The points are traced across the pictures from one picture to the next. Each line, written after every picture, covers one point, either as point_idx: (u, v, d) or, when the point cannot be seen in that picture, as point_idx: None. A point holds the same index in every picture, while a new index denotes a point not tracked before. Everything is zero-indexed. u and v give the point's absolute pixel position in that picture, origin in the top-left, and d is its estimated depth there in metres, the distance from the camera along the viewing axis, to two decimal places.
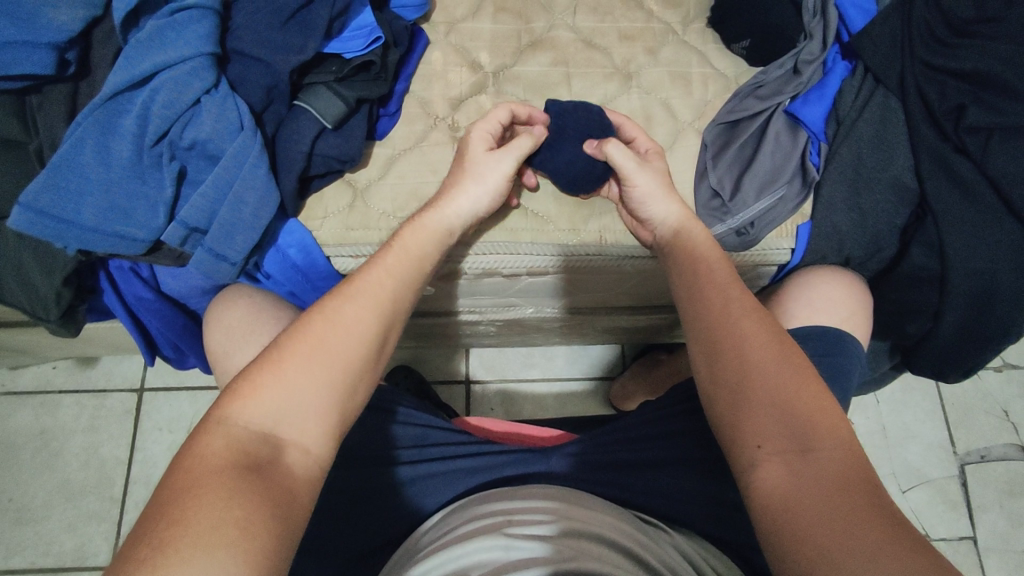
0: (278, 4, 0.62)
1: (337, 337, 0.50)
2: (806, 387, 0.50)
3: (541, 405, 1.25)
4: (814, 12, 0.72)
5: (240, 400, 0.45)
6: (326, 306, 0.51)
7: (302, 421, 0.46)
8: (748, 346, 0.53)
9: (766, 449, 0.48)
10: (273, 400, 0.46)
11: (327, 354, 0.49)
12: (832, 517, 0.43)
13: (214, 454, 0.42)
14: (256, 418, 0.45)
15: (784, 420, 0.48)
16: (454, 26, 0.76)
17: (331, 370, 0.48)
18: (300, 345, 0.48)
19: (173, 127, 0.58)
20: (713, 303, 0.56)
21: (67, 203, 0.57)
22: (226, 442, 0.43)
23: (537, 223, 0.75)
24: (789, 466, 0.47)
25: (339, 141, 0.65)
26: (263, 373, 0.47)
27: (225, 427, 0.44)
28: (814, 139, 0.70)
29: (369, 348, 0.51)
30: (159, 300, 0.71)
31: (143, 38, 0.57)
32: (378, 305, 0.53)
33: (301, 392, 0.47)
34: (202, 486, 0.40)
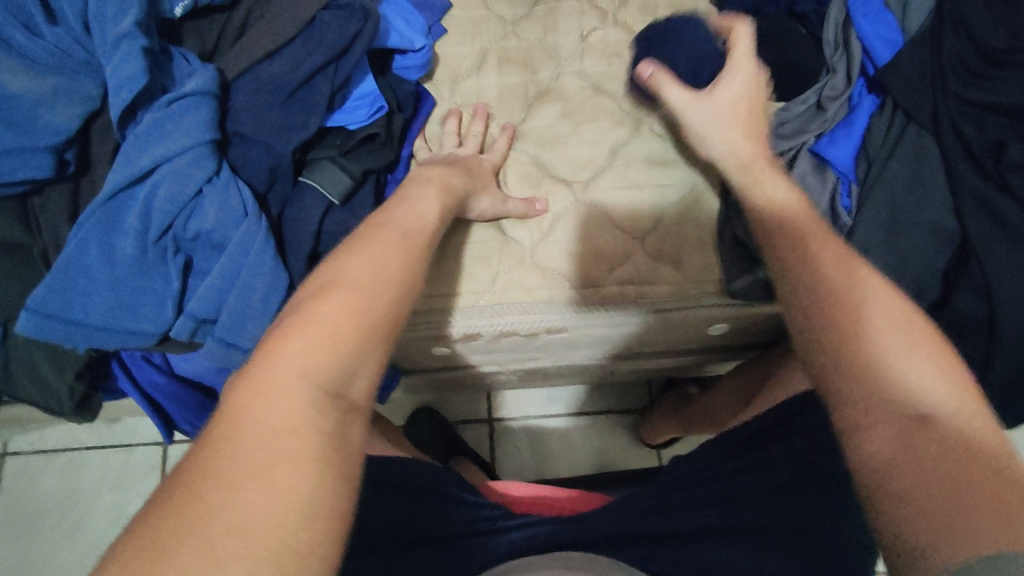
0: (276, 82, 0.60)
1: (364, 298, 0.47)
2: (938, 372, 0.43)
3: (568, 442, 1.22)
4: (834, 45, 0.69)
5: (275, 360, 0.42)
6: (338, 265, 0.50)
7: (348, 377, 0.43)
8: (889, 359, 0.44)
9: (874, 419, 0.42)
10: (308, 360, 0.42)
11: (357, 308, 0.46)
12: (967, 521, 0.35)
13: (263, 420, 0.38)
14: (295, 378, 0.41)
15: (902, 407, 0.42)
16: (458, 83, 0.75)
17: (362, 332, 0.45)
18: (327, 306, 0.45)
19: (176, 220, 0.56)
20: (822, 285, 0.49)
21: (74, 303, 0.55)
22: (272, 405, 0.39)
23: (552, 281, 0.70)
24: (906, 435, 0.41)
25: (347, 217, 0.63)
26: (295, 334, 0.43)
27: (270, 379, 0.41)
28: (842, 180, 0.67)
29: (393, 299, 0.49)
30: (173, 383, 0.69)
31: (141, 132, 0.55)
32: (396, 266, 0.51)
33: (339, 342, 0.44)
34: (258, 449, 0.37)
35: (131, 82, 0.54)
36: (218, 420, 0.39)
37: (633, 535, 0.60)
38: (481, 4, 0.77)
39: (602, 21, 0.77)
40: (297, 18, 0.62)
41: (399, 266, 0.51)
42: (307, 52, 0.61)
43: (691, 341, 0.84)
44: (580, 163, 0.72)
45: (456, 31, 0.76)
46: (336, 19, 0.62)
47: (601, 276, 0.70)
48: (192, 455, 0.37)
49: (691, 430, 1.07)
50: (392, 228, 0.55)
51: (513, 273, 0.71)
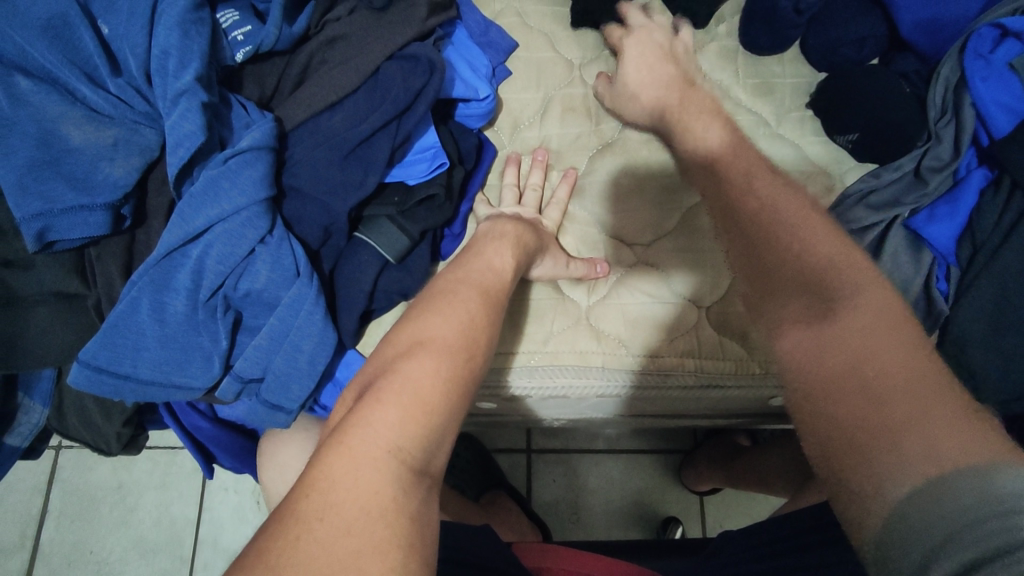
0: (336, 137, 0.58)
1: (446, 367, 0.48)
2: (869, 280, 0.40)
3: (607, 477, 1.18)
4: (941, 109, 0.62)
5: (365, 425, 0.43)
6: (420, 328, 0.51)
7: (432, 451, 0.44)
8: (822, 264, 0.42)
9: (789, 319, 0.41)
10: (397, 427, 0.43)
11: (444, 380, 0.47)
12: (902, 427, 0.33)
13: (358, 483, 0.39)
14: (383, 443, 0.42)
15: (813, 299, 0.41)
16: (519, 131, 0.71)
17: (446, 401, 0.46)
18: (412, 373, 0.47)
19: (227, 280, 0.55)
20: (769, 221, 0.45)
21: (124, 358, 0.55)
22: (364, 468, 0.40)
23: (606, 346, 0.66)
24: (813, 334, 0.39)
25: (402, 275, 0.61)
26: (383, 400, 0.44)
27: (364, 451, 0.41)
28: (940, 261, 0.61)
29: (471, 369, 0.50)
30: (216, 428, 0.69)
31: (196, 191, 0.53)
32: (477, 334, 0.53)
33: (426, 414, 0.45)
34: (356, 526, 0.37)
35: (189, 140, 0.52)
36: (310, 488, 0.39)
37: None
38: (547, 45, 0.73)
39: None
40: (361, 68, 0.59)
41: (478, 333, 0.52)
42: (370, 105, 0.59)
43: (750, 408, 0.78)
44: (643, 222, 0.68)
45: (520, 74, 0.72)
46: (401, 72, 0.60)
47: (661, 346, 0.65)
48: (283, 524, 0.37)
49: (741, 484, 1.01)
50: (470, 286, 0.56)
51: (566, 335, 0.66)
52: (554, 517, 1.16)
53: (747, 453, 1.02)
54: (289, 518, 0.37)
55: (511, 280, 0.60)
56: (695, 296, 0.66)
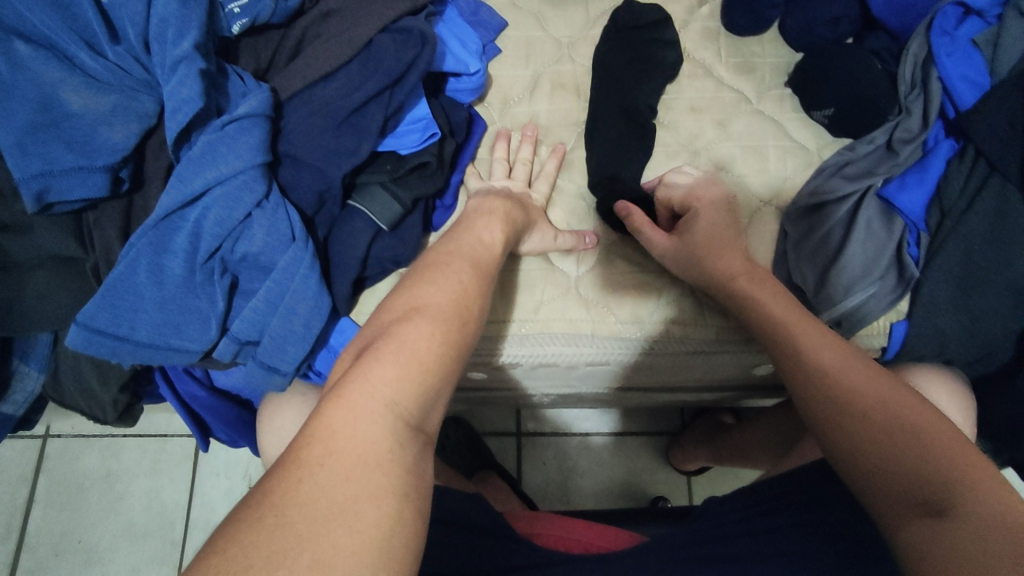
0: (331, 106, 0.60)
1: (443, 331, 0.50)
2: (941, 433, 0.46)
3: (596, 460, 1.20)
4: (912, 84, 0.65)
5: (365, 381, 0.44)
6: (417, 294, 0.52)
7: (427, 409, 0.46)
8: (927, 444, 0.46)
9: (879, 496, 0.46)
10: (395, 384, 0.45)
11: (439, 343, 0.49)
12: (960, 485, 0.43)
13: (358, 435, 0.41)
14: (382, 400, 0.43)
15: (894, 464, 0.46)
16: (508, 107, 0.73)
17: (441, 363, 0.48)
18: (411, 335, 0.48)
19: (224, 243, 0.56)
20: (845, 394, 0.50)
21: (122, 320, 0.56)
22: (363, 421, 0.42)
23: (596, 314, 0.68)
24: (926, 518, 0.42)
25: (395, 243, 0.63)
26: (382, 359, 0.46)
27: (362, 403, 0.42)
28: (911, 228, 0.63)
29: (465, 335, 0.52)
30: (212, 397, 0.70)
31: (194, 155, 0.55)
32: (471, 301, 0.54)
33: (422, 374, 0.46)
34: (353, 473, 0.39)
35: (188, 104, 0.54)
36: (310, 437, 0.40)
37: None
38: (536, 25, 0.76)
39: None
40: (355, 40, 0.61)
41: (472, 302, 0.54)
42: (363, 76, 0.60)
43: (734, 379, 0.80)
44: None
45: (510, 53, 0.74)
46: (394, 44, 0.61)
47: (647, 314, 0.68)
48: (283, 471, 0.38)
49: (726, 460, 1.04)
50: (463, 259, 0.57)
51: (556, 303, 0.68)
52: (544, 499, 1.18)
53: (731, 430, 1.04)
54: (290, 464, 0.39)
55: (500, 256, 0.61)
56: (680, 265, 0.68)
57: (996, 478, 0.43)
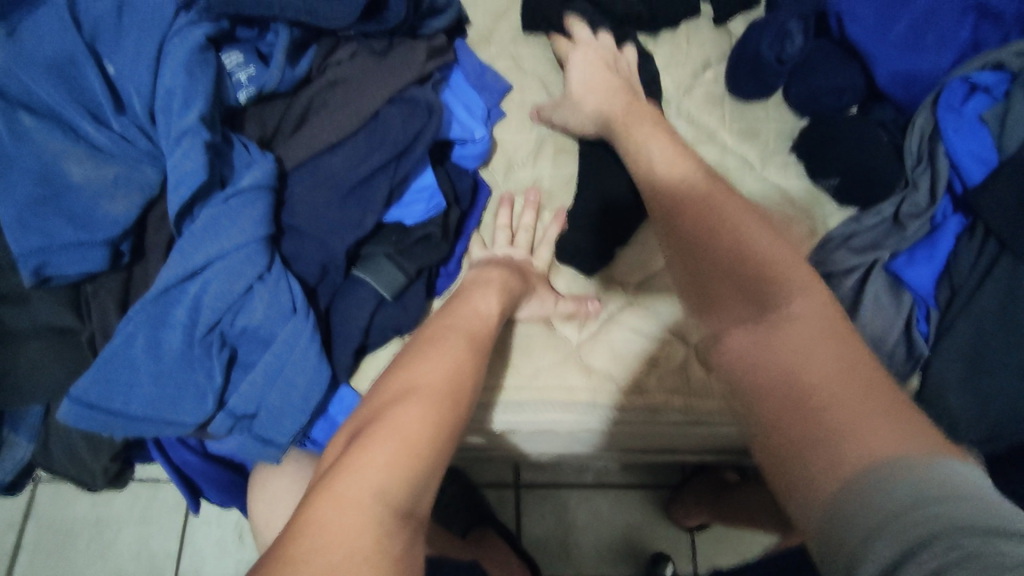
0: (335, 177, 0.59)
1: (432, 409, 0.49)
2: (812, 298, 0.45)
3: (596, 513, 1.17)
4: (918, 158, 0.65)
5: (351, 469, 0.43)
6: (409, 374, 0.52)
7: (419, 495, 0.44)
8: (778, 286, 0.46)
9: (733, 325, 0.46)
10: (383, 469, 0.43)
11: (432, 425, 0.47)
12: (806, 361, 0.40)
13: (341, 525, 0.39)
14: (368, 485, 0.42)
15: (752, 311, 0.46)
16: (512, 170, 0.73)
17: (432, 444, 0.47)
18: (398, 417, 0.47)
19: (224, 316, 0.55)
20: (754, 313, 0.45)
21: (117, 394, 0.55)
22: (348, 510, 0.40)
23: (597, 382, 0.67)
24: (759, 341, 0.43)
25: (397, 313, 0.62)
26: (369, 445, 0.45)
27: (353, 493, 0.41)
28: (920, 302, 0.63)
29: (458, 415, 0.50)
30: (205, 463, 0.68)
31: (196, 228, 0.54)
32: (464, 379, 0.53)
33: (415, 459, 0.45)
34: (342, 569, 0.37)
35: (192, 179, 0.53)
36: (298, 533, 0.39)
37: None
38: (542, 89, 0.76)
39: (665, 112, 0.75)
40: (361, 111, 0.61)
41: (466, 380, 0.53)
42: (369, 147, 0.60)
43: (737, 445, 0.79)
44: (633, 263, 0.71)
45: (515, 117, 0.75)
46: (400, 116, 0.61)
47: (650, 383, 0.66)
48: (268, 572, 0.36)
49: (729, 518, 1.02)
50: (458, 333, 0.57)
51: (556, 370, 0.67)
52: (542, 552, 1.15)
53: (734, 488, 1.02)
54: (275, 563, 0.37)
55: (496, 326, 0.61)
56: (683, 334, 0.67)
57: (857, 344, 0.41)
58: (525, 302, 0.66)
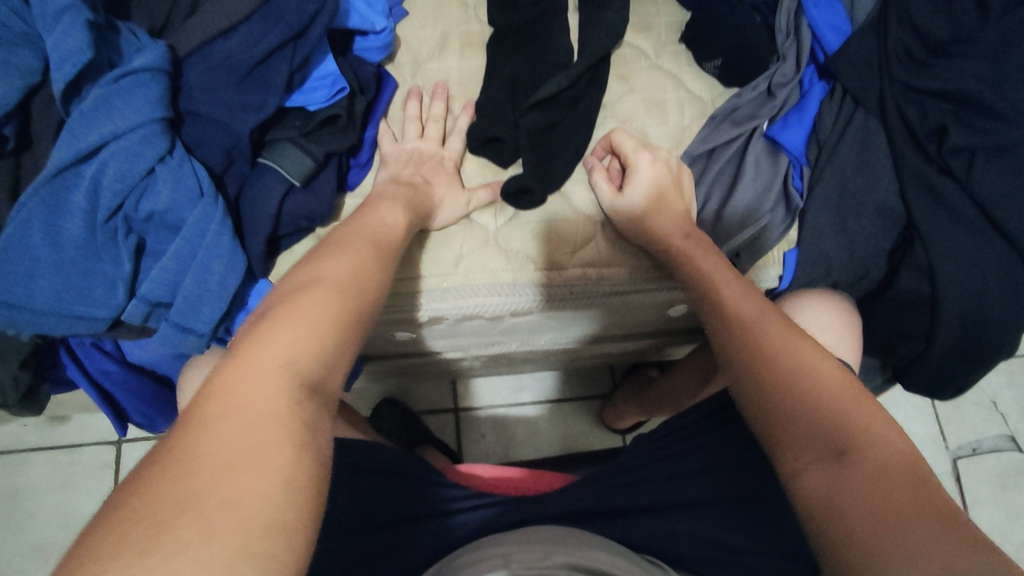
0: (232, 60, 0.59)
1: (342, 294, 0.48)
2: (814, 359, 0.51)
3: (533, 428, 1.22)
4: (787, 33, 0.71)
5: (263, 340, 0.41)
6: (319, 269, 0.50)
7: (330, 368, 0.43)
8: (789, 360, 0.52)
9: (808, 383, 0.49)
10: (295, 341, 0.42)
11: (343, 306, 0.47)
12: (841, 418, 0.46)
13: (256, 390, 0.38)
14: (282, 356, 0.41)
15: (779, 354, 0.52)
16: (419, 65, 0.74)
17: (344, 322, 0.46)
18: (310, 296, 0.46)
19: (127, 200, 0.55)
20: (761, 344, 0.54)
21: (15, 287, 0.53)
22: (262, 378, 0.39)
23: (517, 263, 0.69)
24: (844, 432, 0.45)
25: (308, 200, 0.63)
26: (279, 319, 0.43)
27: (264, 359, 0.40)
28: (795, 164, 0.69)
29: (368, 305, 0.50)
30: (125, 371, 0.67)
31: (86, 109, 0.53)
32: (372, 269, 0.52)
33: (324, 335, 0.44)
34: (256, 424, 0.37)
35: (75, 56, 0.51)
36: (211, 395, 0.38)
37: (598, 510, 0.63)
38: None
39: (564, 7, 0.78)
40: None
41: (375, 275, 0.52)
42: (263, 29, 0.60)
43: (653, 323, 0.84)
44: None
45: (418, 14, 0.76)
46: None
47: (566, 257, 0.70)
48: (181, 430, 0.36)
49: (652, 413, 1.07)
50: (362, 234, 0.56)
51: (476, 256, 0.69)
52: None
53: (656, 383, 1.07)
54: (189, 422, 0.36)
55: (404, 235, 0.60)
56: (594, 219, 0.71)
57: (883, 419, 0.46)
58: (438, 211, 0.67)
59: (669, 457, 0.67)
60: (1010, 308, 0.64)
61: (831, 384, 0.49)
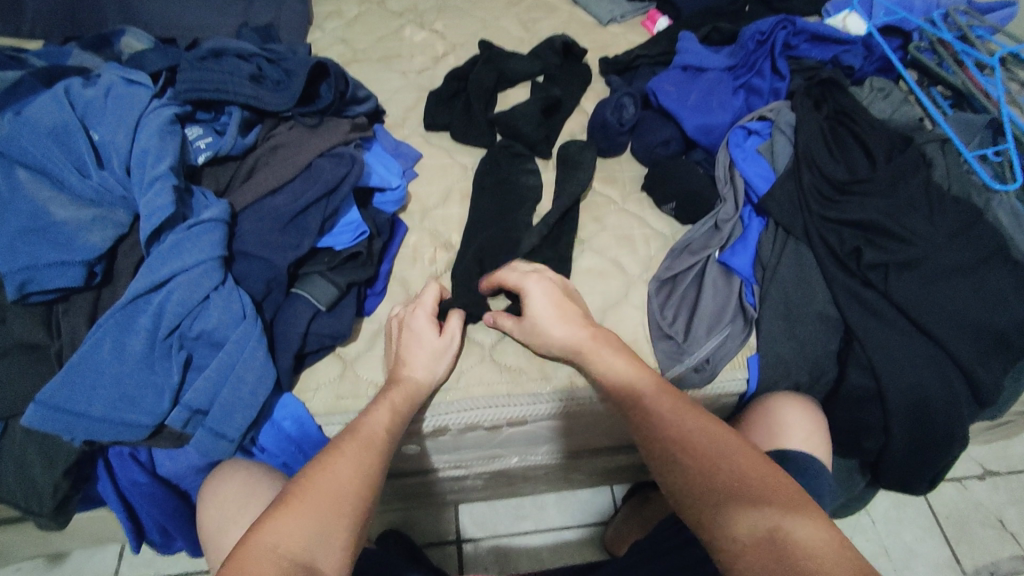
0: (277, 211, 0.74)
1: (344, 476, 0.56)
2: (738, 452, 0.60)
3: (537, 561, 1.20)
4: (724, 181, 0.87)
5: (272, 528, 0.50)
6: (328, 465, 0.56)
7: (324, 546, 0.51)
8: (713, 455, 0.60)
9: (736, 478, 0.58)
10: (297, 528, 0.51)
11: (345, 485, 0.55)
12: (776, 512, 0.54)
13: (259, 573, 0.47)
14: (284, 543, 0.49)
15: (709, 444, 0.61)
16: (427, 213, 0.90)
17: (343, 505, 0.54)
18: (314, 486, 0.54)
19: (183, 321, 0.66)
20: (681, 437, 0.62)
21: (81, 395, 0.62)
22: (265, 564, 0.47)
23: (511, 375, 0.78)
24: (773, 538, 0.53)
25: (332, 320, 0.74)
26: (284, 510, 0.52)
27: (260, 549, 0.48)
28: (746, 282, 0.81)
29: (369, 499, 0.56)
30: (153, 483, 0.73)
31: (163, 250, 0.67)
32: (379, 441, 0.61)
33: (322, 532, 0.51)
34: None
35: (161, 210, 0.66)
36: None
37: None
38: (447, 155, 0.96)
39: (545, 167, 0.96)
40: (298, 162, 0.78)
41: (379, 470, 0.58)
42: (304, 188, 0.76)
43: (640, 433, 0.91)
44: None
45: (427, 175, 0.94)
46: (329, 164, 0.78)
47: (554, 368, 0.79)
48: None
49: (645, 530, 1.06)
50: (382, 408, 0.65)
51: (474, 372, 0.78)
52: None
53: (653, 501, 1.09)
54: None
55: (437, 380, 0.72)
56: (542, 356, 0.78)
57: (796, 501, 0.55)
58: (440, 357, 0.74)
59: (660, 556, 0.70)
60: (952, 399, 0.71)
61: (739, 465, 0.59)
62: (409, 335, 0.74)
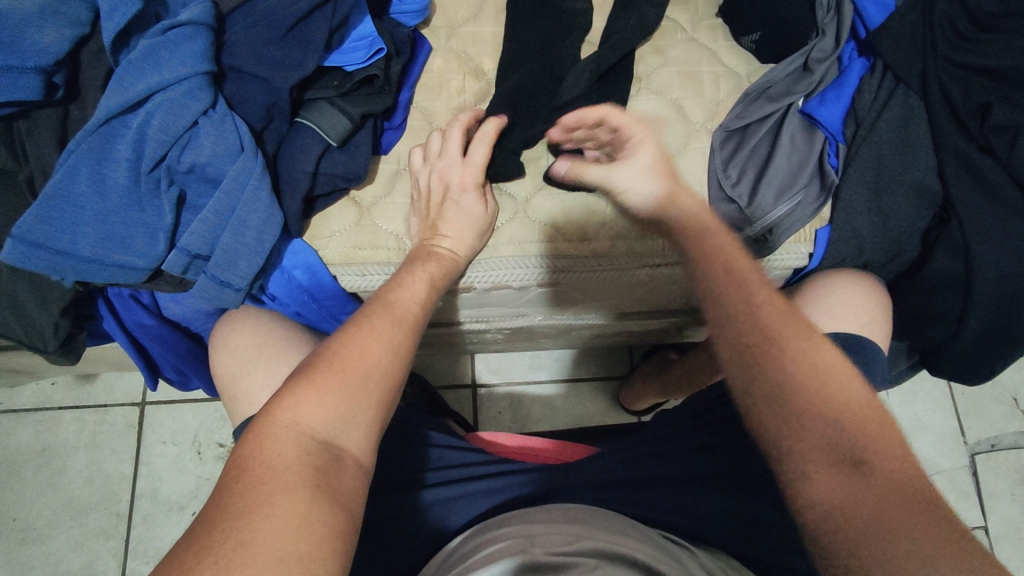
0: (274, 18, 0.60)
1: (370, 355, 0.50)
2: (810, 350, 0.51)
3: (549, 408, 1.22)
4: (827, 7, 0.69)
5: (293, 406, 0.46)
6: (356, 341, 0.51)
7: (348, 427, 0.47)
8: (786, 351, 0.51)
9: (789, 380, 0.50)
10: (321, 408, 0.46)
11: (375, 365, 0.50)
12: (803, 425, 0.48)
13: (280, 454, 0.43)
14: (307, 423, 0.45)
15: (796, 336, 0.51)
16: (455, 30, 0.74)
17: (370, 386, 0.49)
18: (340, 364, 0.49)
19: (171, 151, 0.56)
20: (760, 321, 0.52)
21: (62, 233, 0.54)
22: (288, 446, 0.43)
23: (546, 234, 0.69)
24: (849, 479, 0.47)
25: (344, 159, 0.63)
26: (305, 386, 0.47)
27: (279, 428, 0.44)
28: (831, 140, 0.68)
29: (397, 381, 0.51)
30: (160, 325, 0.69)
31: (134, 59, 0.54)
32: (409, 321, 0.55)
33: (347, 413, 0.47)
34: (269, 477, 0.41)
35: (125, 6, 0.54)
36: (245, 464, 0.42)
37: (622, 480, 0.64)
38: None
39: None
40: None
41: (408, 350, 0.53)
42: None
43: (675, 299, 0.84)
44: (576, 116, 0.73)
45: None
46: None
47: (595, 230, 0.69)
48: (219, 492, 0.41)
49: (670, 392, 1.06)
50: (413, 283, 0.58)
51: (506, 227, 0.69)
52: None
53: (674, 364, 1.06)
54: (224, 487, 0.41)
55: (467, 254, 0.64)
56: (565, 242, 0.68)
57: (860, 420, 0.49)
58: (483, 229, 0.65)
59: (682, 432, 0.66)
60: None
61: (793, 363, 0.51)
62: (454, 209, 0.64)
